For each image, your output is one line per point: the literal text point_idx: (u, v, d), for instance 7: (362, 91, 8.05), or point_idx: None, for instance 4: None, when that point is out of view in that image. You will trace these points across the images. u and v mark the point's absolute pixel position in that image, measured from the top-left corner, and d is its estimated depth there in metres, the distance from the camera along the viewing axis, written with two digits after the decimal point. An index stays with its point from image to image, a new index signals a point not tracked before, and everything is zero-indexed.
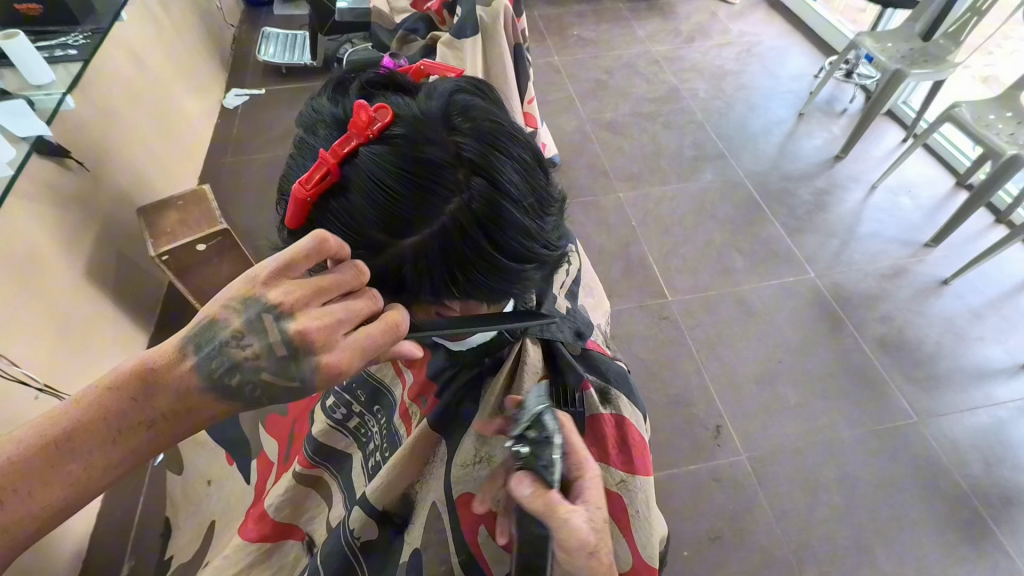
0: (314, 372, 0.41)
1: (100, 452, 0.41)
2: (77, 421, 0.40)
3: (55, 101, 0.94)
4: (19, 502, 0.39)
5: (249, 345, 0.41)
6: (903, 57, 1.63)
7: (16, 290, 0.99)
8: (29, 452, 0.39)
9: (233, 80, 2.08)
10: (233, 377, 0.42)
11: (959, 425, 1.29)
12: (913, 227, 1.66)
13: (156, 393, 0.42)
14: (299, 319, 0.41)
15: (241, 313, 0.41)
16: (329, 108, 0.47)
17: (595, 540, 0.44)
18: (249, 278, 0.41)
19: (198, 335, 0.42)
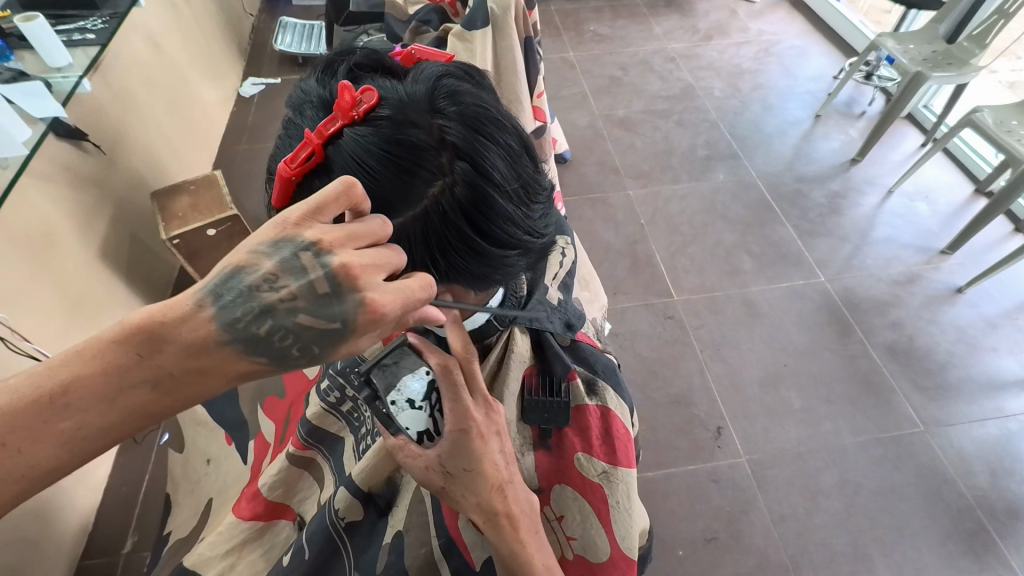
0: (359, 309, 0.39)
1: (98, 411, 0.39)
2: (77, 376, 0.38)
3: (72, 83, 0.95)
4: (8, 459, 0.37)
5: (285, 285, 0.38)
6: (925, 59, 1.60)
7: (30, 268, 1.02)
8: (24, 406, 0.37)
9: (250, 68, 2.10)
10: (262, 325, 0.38)
11: (967, 436, 1.26)
12: (929, 233, 1.63)
13: (163, 350, 0.38)
14: (341, 255, 0.39)
15: (273, 255, 0.39)
16: (317, 90, 0.48)
17: (441, 482, 0.48)
18: (278, 222, 0.39)
19: (217, 284, 0.38)
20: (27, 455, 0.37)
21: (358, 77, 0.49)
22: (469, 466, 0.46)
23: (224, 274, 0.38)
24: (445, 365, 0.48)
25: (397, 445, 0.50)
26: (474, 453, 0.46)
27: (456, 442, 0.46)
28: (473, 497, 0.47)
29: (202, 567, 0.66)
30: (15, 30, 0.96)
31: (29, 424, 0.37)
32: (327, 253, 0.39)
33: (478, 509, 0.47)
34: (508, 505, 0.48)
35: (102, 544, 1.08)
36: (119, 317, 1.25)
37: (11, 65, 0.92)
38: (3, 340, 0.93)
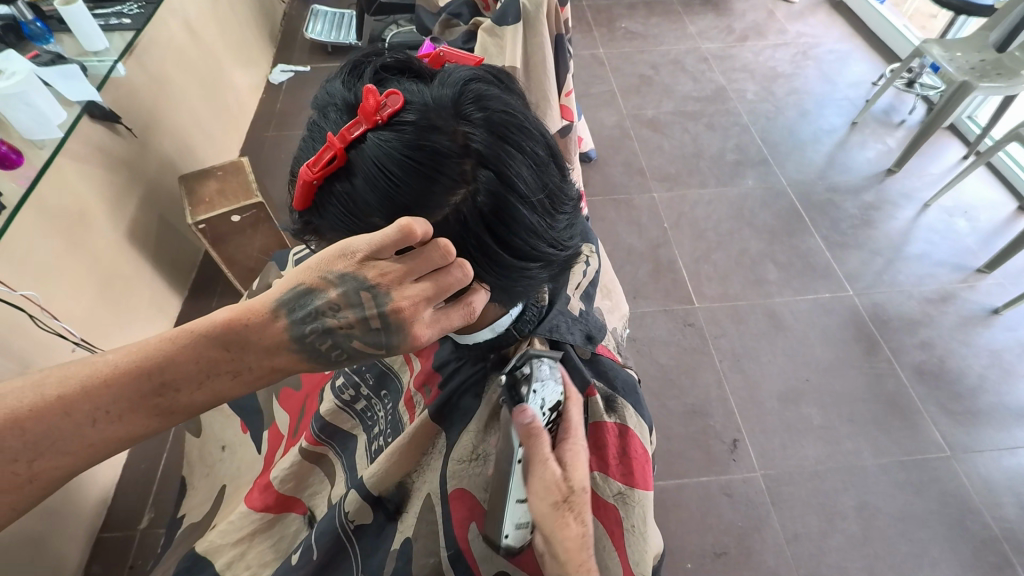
0: (402, 344, 0.44)
1: (185, 391, 0.46)
2: (170, 361, 0.45)
3: (107, 67, 0.96)
4: (110, 422, 0.45)
5: (346, 315, 0.44)
6: (973, 68, 1.52)
7: (62, 248, 1.04)
8: (124, 380, 0.44)
9: (280, 55, 2.12)
10: (324, 342, 0.46)
11: (995, 465, 1.21)
12: (966, 251, 1.56)
13: (245, 347, 0.46)
14: (396, 295, 0.43)
15: (340, 286, 0.44)
16: (342, 92, 0.47)
17: (559, 493, 0.50)
18: (347, 255, 0.43)
19: (293, 299, 0.45)
20: (124, 422, 0.45)
21: (384, 79, 0.47)
22: (586, 488, 0.51)
23: (300, 291, 0.45)
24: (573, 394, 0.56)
25: (527, 431, 0.49)
26: (587, 475, 0.52)
27: (577, 461, 0.52)
28: (579, 522, 0.50)
29: (213, 554, 0.67)
30: (56, 13, 0.97)
31: (130, 397, 0.44)
32: (383, 293, 0.43)
33: (577, 538, 0.49)
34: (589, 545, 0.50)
35: (119, 519, 1.10)
36: (144, 298, 1.28)
37: (50, 47, 0.93)
38: (32, 317, 0.96)
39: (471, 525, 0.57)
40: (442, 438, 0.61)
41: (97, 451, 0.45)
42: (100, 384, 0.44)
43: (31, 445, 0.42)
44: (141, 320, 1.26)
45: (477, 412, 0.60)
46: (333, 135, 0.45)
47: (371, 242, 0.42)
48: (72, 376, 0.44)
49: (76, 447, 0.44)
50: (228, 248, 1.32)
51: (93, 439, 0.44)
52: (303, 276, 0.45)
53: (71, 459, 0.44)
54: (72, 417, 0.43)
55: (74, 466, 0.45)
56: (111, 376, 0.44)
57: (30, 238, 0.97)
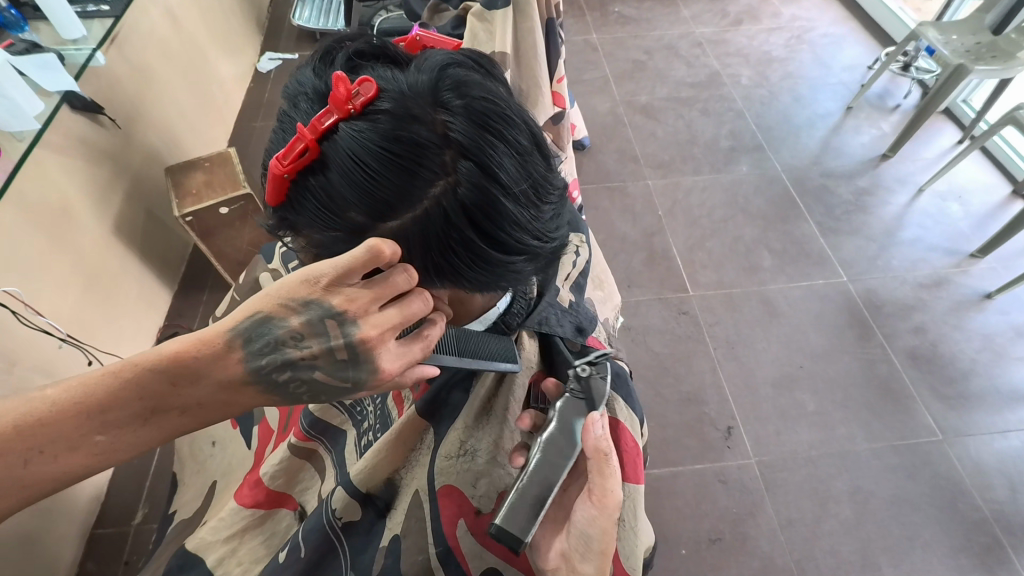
0: (371, 372, 0.45)
1: (129, 429, 0.45)
2: (115, 397, 0.44)
3: (85, 55, 0.93)
4: (48, 463, 0.44)
5: (309, 345, 0.45)
6: (969, 51, 1.50)
7: (45, 242, 1.02)
8: (66, 418, 0.44)
9: (267, 43, 2.07)
10: (283, 373, 0.46)
11: (987, 448, 1.22)
12: (959, 236, 1.56)
13: (195, 380, 0.46)
14: (363, 325, 0.44)
15: (304, 313, 0.44)
16: (313, 81, 0.45)
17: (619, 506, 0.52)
18: (313, 281, 0.43)
19: (252, 329, 0.45)
20: (66, 460, 0.44)
21: (357, 66, 0.46)
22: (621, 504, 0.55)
23: (259, 319, 0.45)
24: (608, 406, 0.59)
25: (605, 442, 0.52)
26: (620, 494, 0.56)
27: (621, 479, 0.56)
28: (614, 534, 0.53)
29: (204, 550, 0.66)
30: (31, 1, 0.94)
31: (70, 436, 0.44)
32: (349, 321, 0.44)
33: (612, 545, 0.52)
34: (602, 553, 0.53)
35: (113, 515, 1.10)
36: (133, 294, 1.26)
37: (25, 36, 0.89)
38: (16, 314, 0.94)
39: (459, 522, 0.57)
40: (430, 434, 0.60)
41: (36, 489, 0.44)
42: (38, 424, 0.43)
43: None
44: (129, 315, 1.24)
45: (466, 407, 0.58)
46: (305, 126, 0.43)
47: (339, 266, 0.42)
48: (9, 413, 0.43)
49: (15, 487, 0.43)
50: (217, 242, 1.30)
51: (30, 479, 0.43)
52: (262, 304, 0.45)
53: (5, 501, 0.43)
54: (9, 458, 0.42)
55: (13, 504, 0.44)
56: (50, 415, 0.43)
57: (11, 233, 0.95)
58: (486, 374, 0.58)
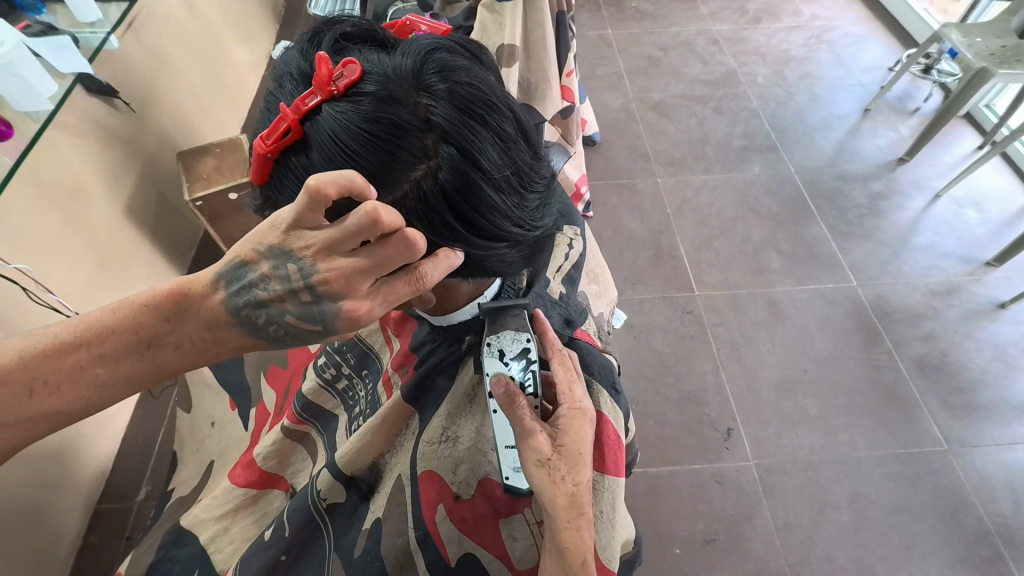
0: (338, 314, 0.43)
1: (127, 362, 0.48)
2: (113, 331, 0.47)
3: (100, 39, 0.92)
4: (49, 395, 0.46)
5: (275, 289, 0.43)
6: (992, 54, 1.46)
7: (56, 221, 1.04)
8: (68, 350, 0.46)
9: (283, 31, 2.08)
10: (259, 315, 0.46)
11: (993, 460, 1.20)
12: (975, 243, 1.53)
13: (185, 317, 0.47)
14: (322, 266, 0.42)
15: (269, 258, 0.43)
16: (300, 62, 0.46)
17: (548, 452, 0.48)
18: (276, 226, 0.42)
19: (229, 273, 0.46)
20: (66, 392, 0.46)
21: (344, 49, 0.47)
22: (577, 447, 0.50)
23: (237, 263, 0.46)
24: (560, 353, 0.55)
25: (507, 394, 0.51)
26: (581, 435, 0.50)
27: (570, 421, 0.51)
28: (570, 482, 0.48)
29: (197, 528, 0.68)
30: None
31: (72, 366, 0.46)
32: (309, 266, 0.42)
33: (567, 497, 0.48)
34: (588, 506, 0.49)
35: (117, 491, 1.12)
36: (142, 274, 1.28)
37: (41, 18, 0.88)
38: (25, 291, 0.96)
39: (438, 507, 0.56)
40: (416, 419, 0.62)
41: (39, 423, 0.46)
42: (42, 356, 0.46)
43: None
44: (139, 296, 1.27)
45: (450, 393, 0.60)
46: (289, 106, 0.44)
47: (293, 212, 0.40)
48: (13, 348, 0.46)
49: (20, 416, 0.45)
50: (225, 226, 1.31)
51: (31, 412, 0.46)
52: (238, 250, 0.45)
53: (11, 434, 0.46)
54: (10, 388, 0.45)
55: (17, 442, 0.47)
56: (54, 348, 0.46)
57: (24, 212, 0.97)
58: (473, 361, 0.60)
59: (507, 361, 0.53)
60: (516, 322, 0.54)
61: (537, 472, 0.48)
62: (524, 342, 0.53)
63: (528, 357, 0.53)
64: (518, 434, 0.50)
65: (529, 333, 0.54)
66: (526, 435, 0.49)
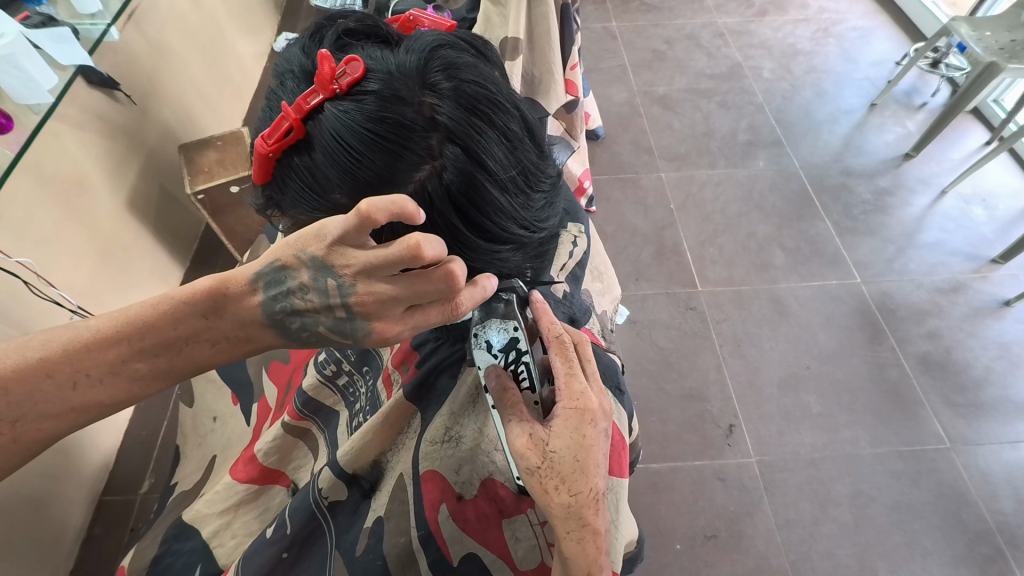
0: (368, 333, 0.45)
1: (166, 357, 0.48)
2: (151, 326, 0.47)
3: (101, 31, 0.91)
4: (92, 387, 0.46)
5: (313, 300, 0.44)
6: (1002, 49, 1.44)
7: (57, 214, 1.03)
8: (107, 344, 0.46)
9: (285, 23, 2.07)
10: (293, 321, 0.47)
11: (996, 458, 1.20)
12: (982, 241, 1.52)
13: (224, 314, 0.48)
14: (360, 288, 0.42)
15: (311, 269, 0.43)
16: (300, 59, 0.45)
17: (537, 461, 0.48)
18: (320, 233, 0.41)
19: (270, 275, 0.46)
20: (107, 385, 0.47)
21: (346, 45, 0.46)
22: (577, 454, 0.48)
23: (277, 267, 0.46)
24: (559, 343, 0.53)
25: (498, 386, 0.52)
26: (580, 440, 0.48)
27: (565, 425, 0.49)
28: (566, 492, 0.47)
29: (200, 523, 0.69)
30: None
31: (117, 360, 0.47)
32: (348, 285, 0.42)
33: (564, 507, 0.47)
34: (595, 517, 0.48)
35: (120, 483, 1.13)
36: (145, 268, 1.28)
37: (42, 10, 0.85)
38: (28, 284, 0.96)
39: (441, 507, 0.56)
40: (418, 418, 0.62)
41: (82, 413, 0.47)
42: (83, 349, 0.46)
43: (14, 407, 0.44)
44: (142, 290, 1.27)
45: (453, 393, 0.60)
46: (291, 105, 0.43)
47: (338, 229, 0.40)
48: (56, 339, 0.46)
49: (69, 407, 0.46)
50: (227, 220, 1.31)
51: (76, 402, 0.46)
52: (280, 253, 0.45)
53: (55, 422, 0.46)
54: (55, 380, 0.45)
55: (59, 428, 0.47)
56: (95, 341, 0.46)
57: (27, 205, 0.97)
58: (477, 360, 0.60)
59: (496, 353, 0.52)
60: (503, 305, 0.52)
61: (527, 478, 0.48)
62: (512, 331, 0.51)
63: (518, 347, 0.51)
64: (511, 435, 0.50)
65: (518, 321, 0.51)
66: (513, 442, 0.49)
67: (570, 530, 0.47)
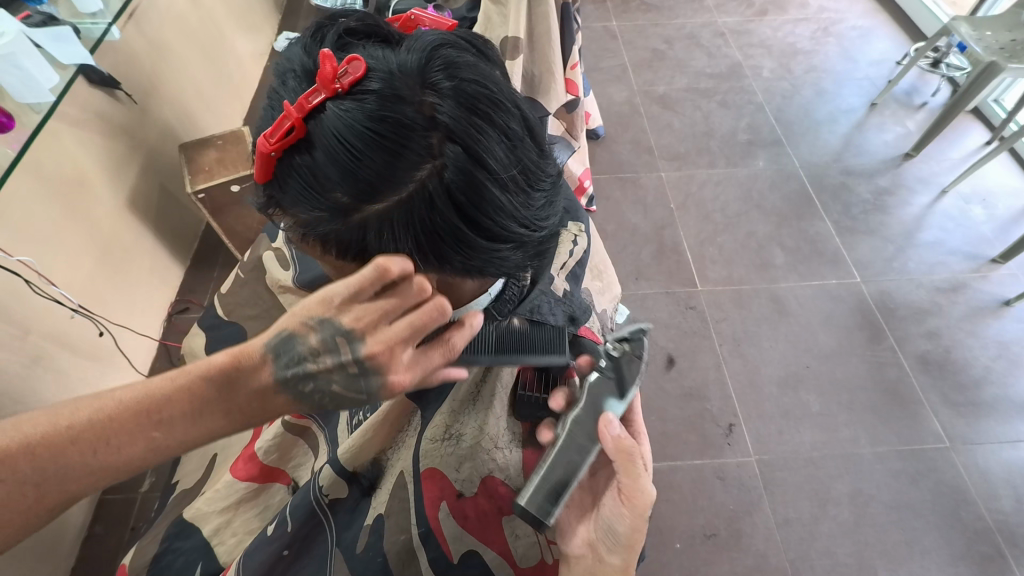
0: (383, 388, 0.44)
1: (184, 429, 0.43)
2: (171, 398, 0.43)
3: (102, 30, 0.90)
4: (109, 455, 0.42)
5: (325, 362, 0.44)
6: (1003, 48, 1.44)
7: (57, 212, 1.03)
8: (129, 414, 0.42)
9: (285, 22, 2.07)
10: (305, 387, 0.45)
11: (994, 457, 1.20)
12: (982, 241, 1.52)
13: (236, 391, 0.44)
14: (371, 341, 0.43)
15: (319, 331, 0.44)
16: (301, 58, 0.46)
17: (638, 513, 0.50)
18: (327, 298, 0.44)
19: (279, 345, 0.45)
20: (127, 454, 0.42)
21: (347, 45, 0.46)
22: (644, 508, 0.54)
23: (285, 335, 0.45)
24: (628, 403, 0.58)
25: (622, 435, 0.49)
26: None
27: None
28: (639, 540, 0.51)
29: (200, 521, 0.69)
30: None
31: (128, 429, 0.42)
32: (359, 339, 0.43)
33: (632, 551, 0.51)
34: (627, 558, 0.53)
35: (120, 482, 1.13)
36: (145, 267, 1.28)
37: (43, 9, 0.86)
38: (29, 283, 0.96)
39: (441, 504, 0.57)
40: (418, 416, 0.62)
41: (101, 479, 0.43)
42: (107, 418, 0.42)
43: (38, 472, 0.41)
44: (143, 289, 1.27)
45: (453, 391, 0.60)
46: (292, 104, 0.43)
47: (347, 287, 0.43)
48: (84, 407, 0.42)
49: (83, 474, 0.42)
50: (227, 219, 1.31)
51: (96, 470, 0.42)
52: (287, 321, 0.45)
53: (76, 488, 0.42)
54: (77, 447, 0.42)
55: (80, 493, 0.43)
56: (118, 411, 0.42)
57: (26, 205, 0.97)
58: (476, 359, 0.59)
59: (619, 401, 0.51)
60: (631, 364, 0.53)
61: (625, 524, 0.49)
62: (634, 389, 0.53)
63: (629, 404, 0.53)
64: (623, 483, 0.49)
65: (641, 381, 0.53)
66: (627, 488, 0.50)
67: (617, 560, 0.50)
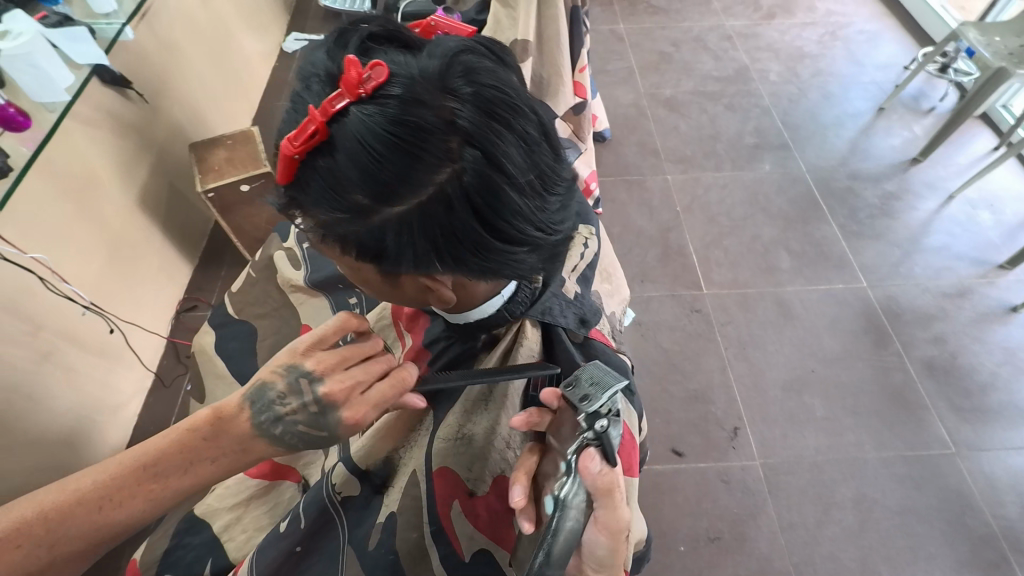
0: (340, 422, 0.50)
1: (176, 478, 0.50)
2: (163, 454, 0.50)
3: (115, 30, 0.92)
4: (115, 510, 0.49)
5: (291, 402, 0.50)
6: (1011, 54, 1.44)
7: (69, 210, 1.04)
8: (126, 473, 0.49)
9: (293, 23, 2.08)
10: (275, 428, 0.51)
11: (1000, 463, 1.20)
12: (989, 246, 1.51)
13: (221, 438, 0.51)
14: (329, 380, 0.51)
15: (285, 377, 0.51)
16: (325, 63, 0.46)
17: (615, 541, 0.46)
18: (292, 351, 0.52)
19: (255, 395, 0.51)
20: (128, 507, 0.49)
21: (369, 49, 0.47)
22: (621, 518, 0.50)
23: (257, 386, 0.52)
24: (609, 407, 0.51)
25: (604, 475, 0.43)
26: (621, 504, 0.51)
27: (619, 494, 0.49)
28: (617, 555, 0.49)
29: (211, 517, 0.70)
30: None
31: (129, 485, 0.49)
32: (320, 379, 0.50)
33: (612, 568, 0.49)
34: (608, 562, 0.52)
35: None
36: (155, 265, 1.30)
37: (59, 10, 0.86)
38: (42, 279, 0.98)
39: (452, 503, 0.58)
40: (430, 416, 0.63)
41: (106, 532, 0.49)
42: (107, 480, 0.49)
43: (51, 534, 0.47)
44: (152, 287, 1.28)
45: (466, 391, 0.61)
46: (316, 108, 0.44)
47: (313, 337, 0.53)
48: (88, 475, 0.50)
49: (91, 528, 0.49)
50: (236, 218, 1.32)
51: (104, 525, 0.49)
52: (260, 373, 0.52)
53: (85, 542, 0.49)
54: (85, 507, 0.48)
55: (91, 546, 0.49)
56: (117, 471, 0.49)
57: (39, 202, 0.98)
58: (489, 358, 0.63)
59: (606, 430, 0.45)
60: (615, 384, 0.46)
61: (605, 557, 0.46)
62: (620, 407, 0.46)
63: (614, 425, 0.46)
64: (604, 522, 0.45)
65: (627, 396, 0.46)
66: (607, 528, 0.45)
67: None
